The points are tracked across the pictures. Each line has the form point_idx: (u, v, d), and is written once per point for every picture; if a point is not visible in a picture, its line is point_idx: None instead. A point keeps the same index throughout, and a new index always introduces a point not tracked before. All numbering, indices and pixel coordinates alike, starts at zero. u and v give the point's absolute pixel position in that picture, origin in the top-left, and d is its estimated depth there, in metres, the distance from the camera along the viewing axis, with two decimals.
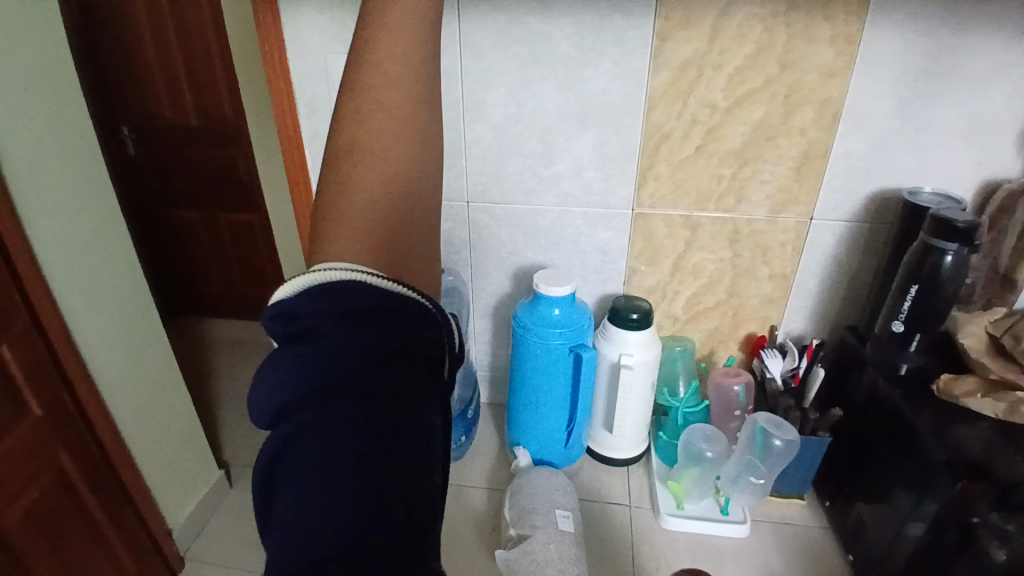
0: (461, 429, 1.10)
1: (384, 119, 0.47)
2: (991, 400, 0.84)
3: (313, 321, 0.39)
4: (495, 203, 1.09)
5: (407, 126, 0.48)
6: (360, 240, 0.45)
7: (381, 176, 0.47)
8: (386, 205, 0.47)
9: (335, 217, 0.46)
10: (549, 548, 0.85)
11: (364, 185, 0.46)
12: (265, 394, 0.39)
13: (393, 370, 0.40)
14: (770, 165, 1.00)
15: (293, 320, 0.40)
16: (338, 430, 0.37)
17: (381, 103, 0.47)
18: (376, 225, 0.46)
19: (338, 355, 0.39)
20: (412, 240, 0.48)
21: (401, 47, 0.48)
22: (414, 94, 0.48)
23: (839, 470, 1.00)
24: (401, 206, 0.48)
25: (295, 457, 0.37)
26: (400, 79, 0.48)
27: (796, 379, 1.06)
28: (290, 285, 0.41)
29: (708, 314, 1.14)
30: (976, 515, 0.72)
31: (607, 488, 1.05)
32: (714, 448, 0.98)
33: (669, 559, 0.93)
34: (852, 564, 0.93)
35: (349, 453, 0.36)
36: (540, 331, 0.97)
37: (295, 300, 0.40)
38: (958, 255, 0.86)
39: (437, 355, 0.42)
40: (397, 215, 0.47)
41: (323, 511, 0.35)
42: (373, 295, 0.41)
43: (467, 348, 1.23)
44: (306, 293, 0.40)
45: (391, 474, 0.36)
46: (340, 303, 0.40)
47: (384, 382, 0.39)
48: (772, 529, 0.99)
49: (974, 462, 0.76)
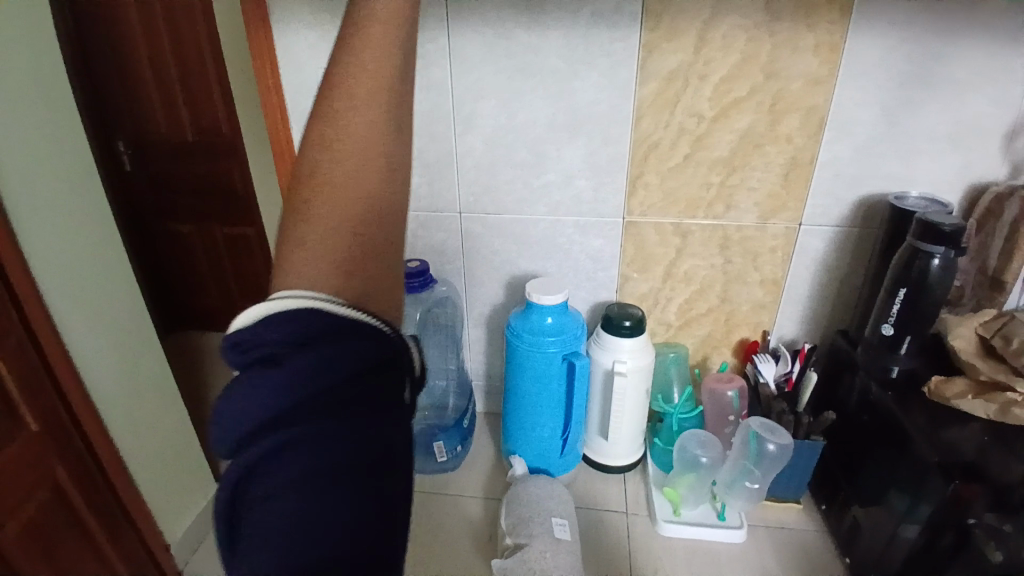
0: (456, 439, 1.11)
1: (346, 154, 0.49)
2: (982, 400, 0.85)
3: (279, 350, 0.41)
4: (488, 214, 1.10)
5: (370, 160, 0.49)
6: (323, 264, 0.45)
7: (341, 205, 0.47)
8: (351, 229, 0.47)
9: (294, 246, 0.46)
10: (546, 556, 0.86)
11: (324, 214, 0.47)
12: (231, 417, 0.40)
13: (359, 393, 0.42)
14: (758, 171, 1.02)
15: (254, 347, 0.41)
16: (309, 459, 0.39)
17: (344, 139, 0.49)
18: (337, 249, 0.46)
19: (307, 385, 0.40)
20: (373, 268, 0.47)
21: (364, 90, 0.51)
22: (378, 132, 0.50)
23: (834, 474, 1.01)
24: (366, 229, 0.48)
25: (265, 483, 0.39)
26: (368, 117, 0.50)
27: (790, 383, 1.08)
28: (254, 311, 0.42)
29: (701, 320, 1.15)
30: (972, 516, 0.73)
31: (604, 496, 1.06)
32: (709, 453, 0.99)
33: (667, 566, 0.93)
34: (849, 567, 0.93)
35: (319, 482, 0.39)
36: (534, 340, 0.98)
37: (253, 328, 0.41)
38: (945, 258, 0.88)
39: (402, 382, 0.45)
40: (360, 241, 0.47)
41: (294, 537, 0.38)
42: (334, 321, 0.42)
43: (462, 358, 1.24)
44: (265, 321, 0.41)
45: (359, 501, 0.40)
46: (309, 333, 0.41)
47: (353, 411, 0.41)
48: (769, 534, 0.99)
49: (967, 462, 0.77)
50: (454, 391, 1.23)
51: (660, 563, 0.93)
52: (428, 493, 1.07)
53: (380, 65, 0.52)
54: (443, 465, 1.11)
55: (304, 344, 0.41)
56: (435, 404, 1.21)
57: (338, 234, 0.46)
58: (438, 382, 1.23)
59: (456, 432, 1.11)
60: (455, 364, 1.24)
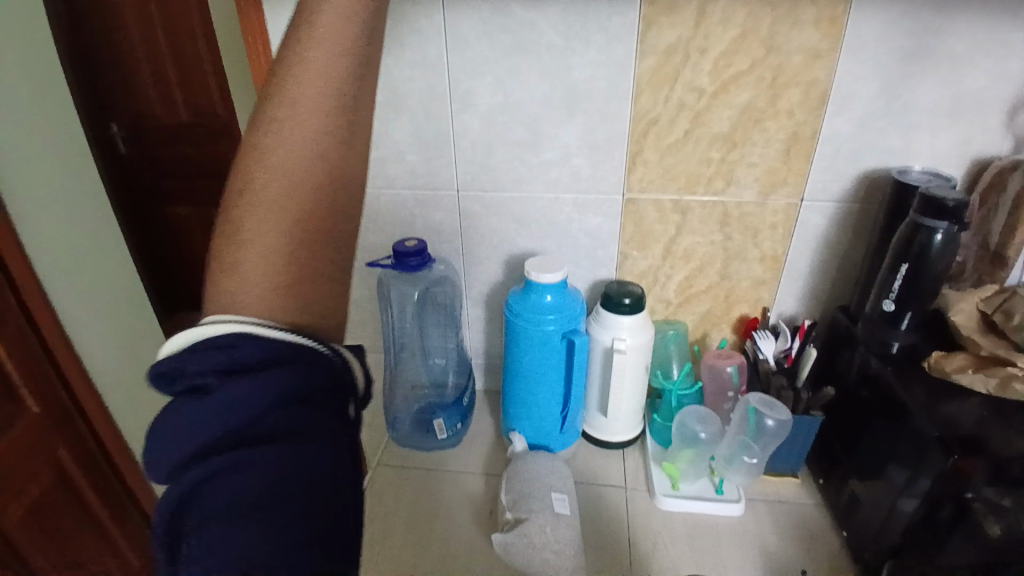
0: (456, 416, 1.11)
1: (277, 186, 0.52)
2: (982, 375, 0.85)
3: (207, 377, 0.46)
4: (486, 192, 1.09)
5: (301, 193, 0.53)
6: (256, 292, 0.51)
7: (273, 238, 0.52)
8: (287, 254, 0.52)
9: (228, 272, 0.51)
10: (546, 531, 0.87)
11: (256, 245, 0.51)
12: (168, 445, 0.44)
13: (294, 414, 0.48)
14: (758, 147, 1.00)
15: (183, 379, 0.46)
16: (247, 471, 0.44)
17: (275, 171, 0.52)
18: (275, 274, 0.52)
19: (237, 407, 0.45)
20: (302, 294, 0.53)
21: (300, 120, 0.52)
22: (311, 163, 0.53)
23: (833, 448, 1.01)
24: (299, 258, 0.53)
25: (209, 498, 0.43)
26: (302, 147, 0.53)
27: (789, 359, 1.07)
28: (178, 342, 0.48)
29: (700, 297, 1.15)
30: (970, 490, 0.73)
31: (604, 472, 1.06)
32: (708, 429, 1.00)
33: (665, 539, 0.94)
34: (847, 540, 0.94)
35: (261, 490, 0.44)
36: (534, 317, 0.98)
37: (180, 358, 0.47)
38: (948, 233, 0.87)
39: (334, 393, 0.51)
40: (289, 272, 0.52)
41: (242, 542, 0.42)
42: (267, 345, 0.48)
43: (461, 337, 1.24)
44: (192, 351, 0.47)
45: (300, 503, 0.45)
46: (236, 359, 0.46)
47: (286, 424, 0.47)
48: (767, 508, 1.00)
49: (965, 436, 0.76)
50: (453, 369, 1.24)
51: (659, 537, 0.94)
52: (429, 470, 1.08)
53: (324, 88, 0.53)
54: (442, 442, 1.12)
55: (234, 372, 0.47)
56: (433, 381, 1.24)
57: (274, 260, 0.52)
58: (436, 360, 1.25)
59: (456, 409, 1.11)
60: (454, 343, 1.24)
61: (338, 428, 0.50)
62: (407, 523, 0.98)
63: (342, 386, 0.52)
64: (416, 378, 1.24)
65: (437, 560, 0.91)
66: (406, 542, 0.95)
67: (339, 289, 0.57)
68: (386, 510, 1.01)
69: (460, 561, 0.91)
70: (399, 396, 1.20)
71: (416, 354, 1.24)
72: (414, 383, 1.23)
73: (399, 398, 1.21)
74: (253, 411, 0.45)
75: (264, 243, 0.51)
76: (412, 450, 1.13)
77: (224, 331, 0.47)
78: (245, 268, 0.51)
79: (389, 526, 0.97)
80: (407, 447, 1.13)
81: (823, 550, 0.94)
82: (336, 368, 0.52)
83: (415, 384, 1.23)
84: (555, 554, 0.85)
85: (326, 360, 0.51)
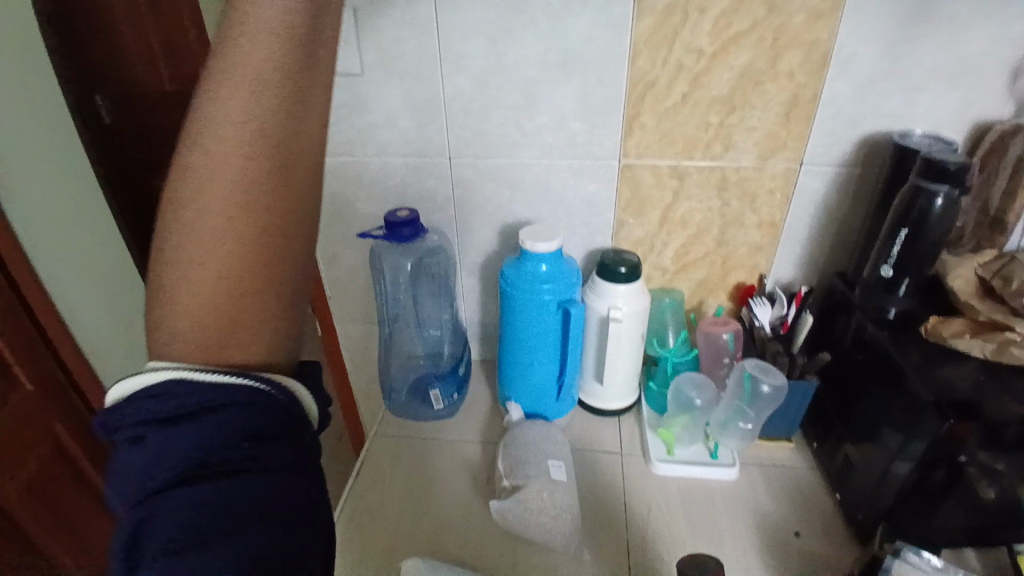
0: (452, 386, 1.12)
1: (206, 230, 0.49)
2: (980, 340, 0.85)
3: (144, 423, 0.47)
4: (479, 159, 1.07)
5: (232, 236, 0.49)
6: (191, 339, 0.50)
7: (206, 285, 0.49)
8: (218, 304, 0.50)
9: (163, 320, 0.50)
10: (543, 497, 0.88)
11: (187, 294, 0.49)
12: (118, 486, 0.46)
13: (235, 449, 0.47)
14: (758, 111, 0.98)
15: (123, 428, 0.47)
16: (185, 508, 0.44)
17: (203, 216, 0.48)
18: (206, 317, 0.50)
19: (174, 447, 0.46)
20: (242, 338, 0.51)
21: (223, 161, 0.48)
22: (239, 205, 0.49)
23: (827, 413, 1.01)
24: (234, 305, 0.50)
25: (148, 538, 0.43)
26: (226, 191, 0.48)
27: (784, 326, 1.07)
28: (119, 391, 0.48)
29: (697, 264, 1.14)
30: (964, 454, 0.76)
31: (599, 438, 1.07)
32: (703, 395, 1.01)
33: (660, 503, 0.95)
34: (840, 503, 0.95)
35: (199, 527, 0.44)
36: (529, 287, 0.97)
37: (118, 408, 0.47)
38: (948, 197, 0.86)
39: (280, 426, 0.50)
40: (225, 319, 0.50)
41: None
42: (200, 388, 0.48)
43: (456, 307, 1.23)
44: (129, 399, 0.47)
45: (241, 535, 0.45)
46: (169, 403, 0.47)
47: (226, 460, 0.47)
48: (761, 472, 1.01)
49: (961, 401, 0.76)
50: (448, 340, 1.25)
51: (654, 501, 0.95)
52: (425, 439, 1.09)
53: (247, 127, 0.48)
54: (439, 412, 1.13)
55: (169, 420, 0.47)
56: (429, 352, 1.25)
57: (207, 304, 0.49)
58: (432, 330, 1.26)
59: (451, 380, 1.12)
60: (450, 313, 1.24)
61: (289, 462, 0.50)
62: (404, 491, 0.99)
63: (290, 421, 0.52)
64: (411, 348, 1.26)
65: (435, 526, 0.93)
66: (403, 509, 0.96)
67: (286, 329, 0.54)
68: (384, 478, 1.01)
69: (458, 526, 0.92)
70: (394, 364, 1.25)
71: (411, 324, 1.25)
72: (410, 352, 1.25)
73: (396, 365, 1.25)
74: (188, 451, 0.46)
75: (194, 289, 0.49)
76: (408, 419, 1.13)
77: (155, 380, 0.48)
78: (176, 312, 0.49)
79: (386, 494, 0.98)
80: (403, 417, 1.13)
81: (816, 513, 0.95)
82: (280, 402, 0.51)
83: (411, 354, 1.25)
84: (552, 521, 0.87)
85: (266, 396, 0.50)
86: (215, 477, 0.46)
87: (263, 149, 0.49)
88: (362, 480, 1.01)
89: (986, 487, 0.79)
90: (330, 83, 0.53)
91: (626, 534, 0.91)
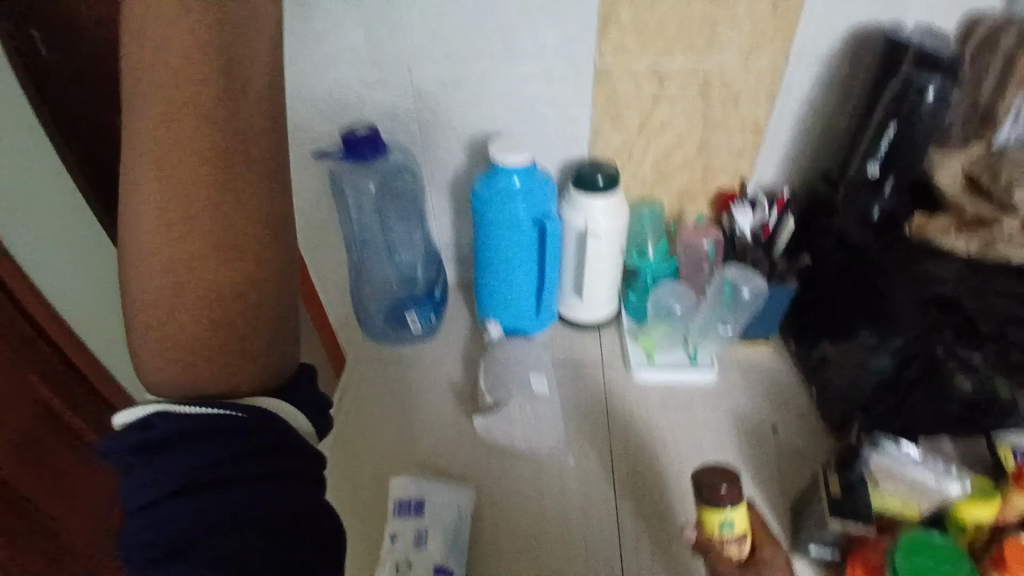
0: (428, 308, 1.08)
1: (157, 271, 0.52)
2: (967, 237, 0.84)
3: (138, 450, 0.49)
4: (442, 71, 0.98)
5: (180, 275, 0.52)
6: (166, 372, 0.54)
7: (172, 325, 0.53)
8: (184, 341, 0.53)
9: (143, 353, 0.54)
10: (526, 409, 0.92)
11: (157, 332, 0.53)
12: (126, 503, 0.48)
13: (224, 466, 0.49)
14: (742, 4, 0.91)
15: (119, 456, 0.50)
16: (182, 521, 0.47)
17: (153, 255, 0.52)
18: (175, 353, 0.54)
19: (166, 468, 0.48)
20: (214, 368, 0.54)
21: (151, 201, 0.51)
22: (174, 242, 0.52)
23: (807, 313, 0.99)
24: (200, 344, 0.54)
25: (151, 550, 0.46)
26: (158, 227, 0.52)
27: (765, 232, 1.01)
28: (121, 420, 0.51)
29: (677, 173, 1.09)
30: (942, 350, 0.78)
31: (580, 349, 1.05)
32: (683, 302, 1.01)
33: (643, 410, 0.95)
34: (816, 399, 0.96)
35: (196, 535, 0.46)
36: (503, 201, 0.92)
37: (115, 438, 0.50)
38: (941, 90, 0.82)
39: (269, 445, 0.52)
40: (191, 354, 0.54)
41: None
42: (184, 419, 0.50)
43: (427, 228, 1.17)
44: (126, 429, 0.51)
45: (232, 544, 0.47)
46: (159, 431, 0.49)
47: (215, 476, 0.49)
48: (740, 374, 1.01)
49: (943, 299, 0.82)
50: (422, 263, 1.17)
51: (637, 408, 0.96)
52: (405, 362, 1.07)
53: (174, 168, 0.51)
54: (417, 336, 1.10)
55: (156, 447, 0.49)
56: (402, 278, 1.16)
57: (171, 342, 0.53)
58: (404, 255, 1.16)
59: (428, 303, 1.08)
60: (422, 235, 1.16)
61: (279, 475, 0.52)
62: (388, 414, 0.98)
63: (277, 438, 0.53)
64: (382, 275, 1.15)
65: (420, 444, 0.93)
66: (389, 431, 0.95)
67: (263, 359, 0.57)
68: (366, 402, 1.00)
69: (443, 444, 0.92)
70: (369, 294, 1.14)
71: (381, 249, 1.14)
72: (383, 278, 1.15)
73: (370, 295, 1.14)
74: (181, 471, 0.48)
75: (161, 324, 0.53)
76: (385, 343, 1.10)
77: (140, 412, 0.51)
78: (146, 348, 0.54)
79: (370, 416, 0.98)
80: (380, 340, 1.11)
81: (792, 409, 0.96)
82: (263, 424, 0.53)
83: (383, 281, 1.15)
84: (537, 439, 0.90)
85: (247, 421, 0.52)
86: (199, 490, 0.48)
87: (188, 185, 0.51)
88: (344, 406, 1.00)
89: (963, 380, 0.78)
90: (260, 122, 0.55)
91: (611, 441, 0.91)
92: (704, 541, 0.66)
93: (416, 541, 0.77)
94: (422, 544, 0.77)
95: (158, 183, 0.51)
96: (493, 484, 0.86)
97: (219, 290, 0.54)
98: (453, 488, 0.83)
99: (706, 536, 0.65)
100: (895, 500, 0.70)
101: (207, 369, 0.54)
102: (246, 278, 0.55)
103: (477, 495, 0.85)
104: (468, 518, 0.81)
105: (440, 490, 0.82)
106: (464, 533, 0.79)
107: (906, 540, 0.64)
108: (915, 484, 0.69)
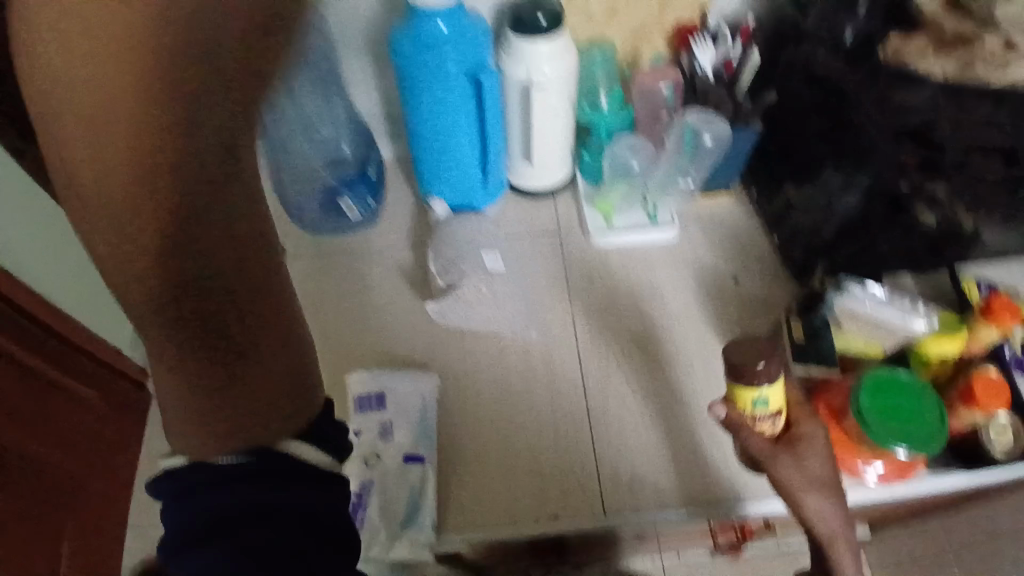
0: (365, 191, 0.97)
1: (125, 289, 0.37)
2: (944, 58, 0.77)
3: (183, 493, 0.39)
4: None
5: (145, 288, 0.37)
6: (182, 428, 0.40)
7: (161, 364, 0.39)
8: (186, 386, 0.39)
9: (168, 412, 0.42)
10: (480, 291, 0.88)
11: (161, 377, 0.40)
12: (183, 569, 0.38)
13: (287, 516, 0.40)
14: None
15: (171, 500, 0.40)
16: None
17: (112, 260, 0.37)
18: (190, 404, 0.40)
19: (221, 520, 0.39)
20: (238, 407, 0.40)
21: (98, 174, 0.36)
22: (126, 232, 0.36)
23: (771, 159, 0.92)
24: (199, 386, 0.39)
25: None
26: (130, 205, 0.36)
27: (728, 70, 0.91)
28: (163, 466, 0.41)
29: (631, 6, 0.94)
30: (904, 187, 0.77)
31: (535, 219, 0.98)
32: (640, 157, 0.94)
33: (604, 274, 0.91)
34: (778, 245, 0.92)
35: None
36: (431, 55, 0.79)
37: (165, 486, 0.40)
38: None
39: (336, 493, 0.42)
40: (213, 395, 0.40)
41: None
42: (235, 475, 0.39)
43: (350, 96, 1.01)
44: (173, 478, 0.40)
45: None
46: (208, 481, 0.39)
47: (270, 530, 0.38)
48: (702, 227, 0.96)
49: (912, 130, 0.78)
50: (345, 137, 1.02)
51: (595, 271, 0.92)
52: (347, 250, 0.98)
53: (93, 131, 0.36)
54: (357, 224, 0.99)
55: (201, 496, 0.39)
56: (326, 157, 1.00)
57: (179, 391, 0.40)
58: (320, 129, 1.00)
59: (364, 186, 0.97)
60: (343, 106, 1.01)
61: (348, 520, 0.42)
62: (337, 307, 0.91)
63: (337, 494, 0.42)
64: (303, 159, 0.99)
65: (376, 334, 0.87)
66: (339, 324, 0.89)
67: (268, 399, 0.40)
68: (310, 296, 0.93)
69: (401, 331, 0.87)
70: (292, 181, 0.99)
71: (296, 126, 0.98)
72: (303, 161, 0.99)
73: (295, 184, 0.99)
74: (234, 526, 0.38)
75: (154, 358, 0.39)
76: (323, 234, 0.99)
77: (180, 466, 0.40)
78: (169, 403, 0.41)
79: (316, 310, 0.91)
80: (318, 232, 0.99)
81: (755, 257, 0.92)
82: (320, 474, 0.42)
83: (306, 164, 0.99)
84: (500, 317, 0.87)
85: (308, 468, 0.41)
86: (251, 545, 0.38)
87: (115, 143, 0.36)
88: None
89: (925, 212, 0.79)
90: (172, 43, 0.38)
91: (572, 308, 0.88)
92: (732, 421, 0.58)
93: (382, 433, 0.76)
94: (388, 435, 0.75)
95: (90, 155, 0.36)
96: (457, 365, 0.83)
97: (171, 286, 0.37)
98: (414, 373, 0.80)
99: (740, 415, 0.57)
100: (857, 341, 0.71)
101: (215, 418, 0.40)
102: (223, 282, 0.38)
103: (440, 377, 0.82)
104: (434, 403, 0.78)
105: (403, 379, 0.79)
106: (431, 416, 0.77)
107: (871, 379, 0.64)
108: (879, 323, 0.69)
